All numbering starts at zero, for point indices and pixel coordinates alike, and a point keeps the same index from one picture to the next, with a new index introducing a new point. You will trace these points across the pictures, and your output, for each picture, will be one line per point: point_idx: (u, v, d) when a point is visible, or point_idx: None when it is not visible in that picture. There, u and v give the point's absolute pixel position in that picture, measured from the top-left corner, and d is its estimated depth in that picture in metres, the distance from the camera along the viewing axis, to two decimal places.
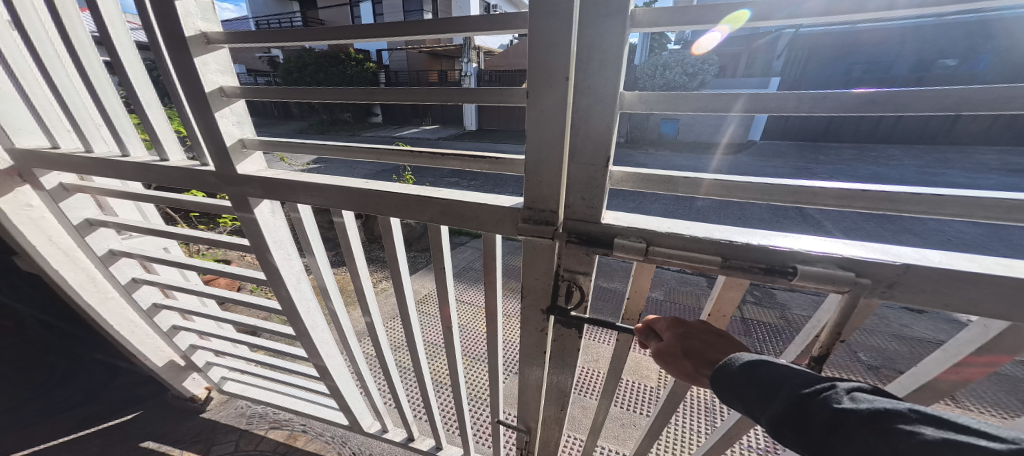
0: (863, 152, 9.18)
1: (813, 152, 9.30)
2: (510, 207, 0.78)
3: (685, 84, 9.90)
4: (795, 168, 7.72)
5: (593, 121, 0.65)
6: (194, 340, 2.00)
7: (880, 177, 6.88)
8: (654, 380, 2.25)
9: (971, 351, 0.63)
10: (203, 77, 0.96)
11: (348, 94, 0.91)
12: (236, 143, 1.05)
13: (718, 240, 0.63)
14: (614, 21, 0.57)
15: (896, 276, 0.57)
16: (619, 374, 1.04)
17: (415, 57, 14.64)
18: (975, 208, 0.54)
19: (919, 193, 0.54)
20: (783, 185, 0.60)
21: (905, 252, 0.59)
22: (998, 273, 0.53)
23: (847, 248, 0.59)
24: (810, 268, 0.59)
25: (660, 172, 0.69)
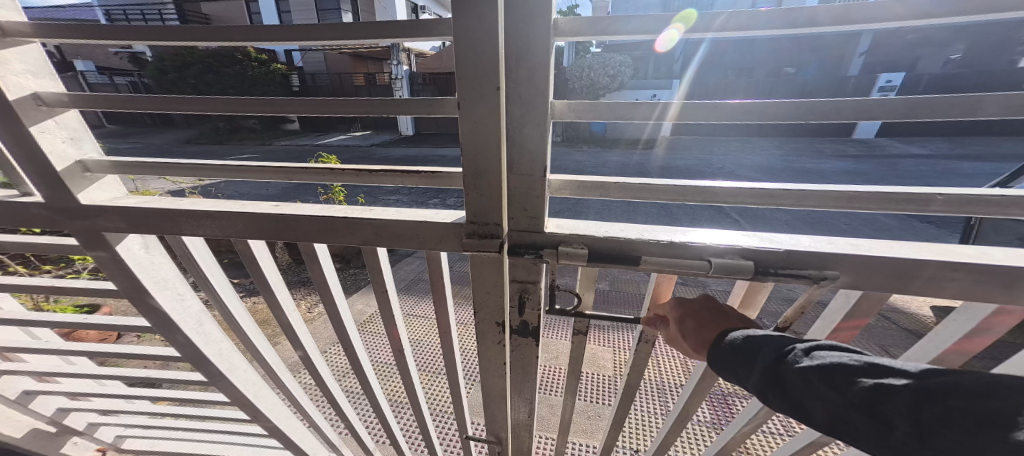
0: (756, 144, 10.70)
1: (718, 145, 10.60)
2: (451, 223, 0.75)
3: (608, 86, 10.64)
4: (705, 160, 8.73)
5: (526, 131, 0.65)
6: (65, 401, 1.65)
7: (769, 165, 8.13)
8: (607, 368, 2.37)
9: (841, 318, 0.70)
10: (4, 80, 0.77)
11: (232, 103, 0.78)
12: (75, 166, 0.87)
13: (648, 240, 0.66)
14: (538, 31, 0.58)
15: (782, 260, 0.61)
16: (575, 372, 1.06)
17: (336, 59, 13.73)
18: (826, 199, 0.62)
19: (789, 189, 0.62)
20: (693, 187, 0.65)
21: (785, 239, 0.63)
22: (850, 252, 0.59)
23: (746, 238, 0.63)
24: (719, 261, 0.62)
25: (593, 177, 0.72)
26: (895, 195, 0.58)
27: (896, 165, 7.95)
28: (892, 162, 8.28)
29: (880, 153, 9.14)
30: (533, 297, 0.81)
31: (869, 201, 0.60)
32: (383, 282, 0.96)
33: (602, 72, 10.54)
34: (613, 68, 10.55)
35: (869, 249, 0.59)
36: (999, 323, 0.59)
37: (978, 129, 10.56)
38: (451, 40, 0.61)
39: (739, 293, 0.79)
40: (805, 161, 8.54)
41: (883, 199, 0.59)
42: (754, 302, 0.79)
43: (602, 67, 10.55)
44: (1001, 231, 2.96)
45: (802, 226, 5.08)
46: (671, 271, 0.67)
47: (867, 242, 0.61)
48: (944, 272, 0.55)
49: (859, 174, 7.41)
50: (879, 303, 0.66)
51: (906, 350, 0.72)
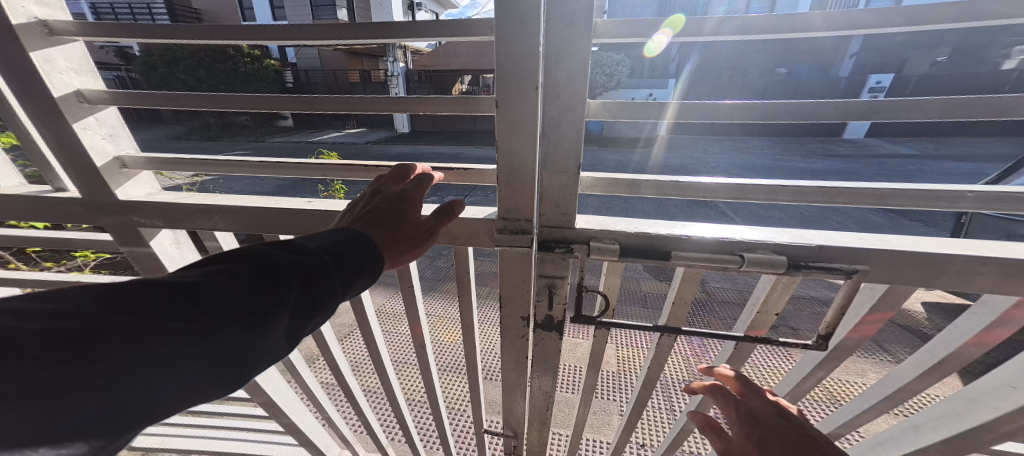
0: (751, 143, 10.82)
1: (714, 144, 10.70)
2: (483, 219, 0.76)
3: (605, 85, 10.68)
4: (702, 159, 8.81)
5: (563, 129, 0.66)
6: None
7: (765, 164, 8.22)
8: (613, 365, 2.40)
9: (865, 312, 0.73)
10: (49, 77, 0.80)
11: (279, 102, 0.84)
12: (112, 162, 0.89)
13: (679, 236, 0.68)
14: (581, 30, 0.59)
15: (813, 255, 0.64)
16: (597, 367, 1.08)
17: (332, 56, 13.62)
18: (857, 196, 0.64)
19: (820, 186, 0.64)
20: (725, 184, 0.67)
21: (814, 235, 0.65)
22: (880, 248, 0.61)
23: (776, 234, 0.66)
24: (751, 255, 0.65)
25: (624, 175, 0.74)
26: (925, 192, 0.60)
27: (888, 165, 8.08)
28: (884, 162, 8.42)
29: (872, 153, 9.30)
30: (560, 292, 0.82)
31: (899, 198, 0.62)
32: (410, 278, 0.96)
33: (600, 71, 10.58)
34: (610, 68, 10.60)
35: (898, 245, 0.61)
36: (1018, 315, 0.62)
37: (965, 130, 10.79)
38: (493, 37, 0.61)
39: (761, 291, 0.81)
40: (799, 160, 8.66)
41: (912, 195, 0.62)
42: (782, 299, 0.80)
43: (600, 66, 10.60)
44: (990, 229, 3.05)
45: (796, 225, 5.17)
46: (702, 266, 0.69)
47: (894, 238, 0.63)
48: (971, 267, 0.58)
49: (853, 174, 7.53)
50: (902, 298, 0.69)
51: (921, 350, 0.75)
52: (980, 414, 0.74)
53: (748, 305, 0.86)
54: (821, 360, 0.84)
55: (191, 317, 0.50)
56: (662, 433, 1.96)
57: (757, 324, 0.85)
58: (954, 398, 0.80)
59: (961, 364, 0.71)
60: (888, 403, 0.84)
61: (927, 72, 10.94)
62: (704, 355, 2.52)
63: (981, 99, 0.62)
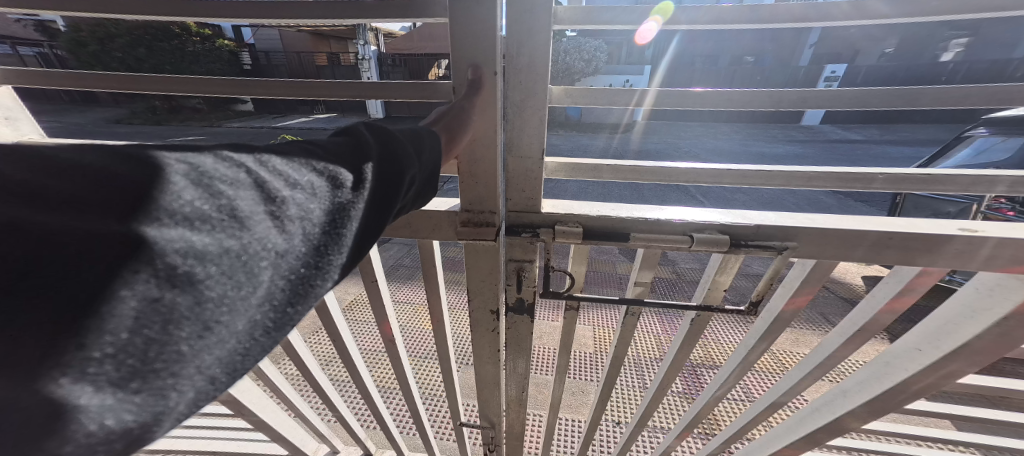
0: (719, 129, 11.22)
1: (685, 131, 11.01)
2: (445, 211, 0.77)
3: (582, 70, 10.63)
4: (672, 145, 9.08)
5: (526, 115, 0.69)
6: None
7: (733, 150, 8.55)
8: (586, 344, 2.51)
9: (800, 284, 0.80)
10: None
11: (211, 85, 0.83)
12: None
13: (636, 218, 0.72)
14: (538, 17, 0.61)
15: (752, 234, 0.70)
16: (569, 348, 1.13)
17: (295, 36, 12.81)
18: (794, 179, 0.71)
19: (761, 170, 0.69)
20: (676, 169, 0.72)
21: (755, 214, 0.71)
22: (810, 226, 0.68)
23: (722, 216, 0.71)
24: (700, 235, 0.71)
25: (586, 161, 0.78)
26: (847, 174, 0.68)
27: (842, 150, 8.62)
28: (838, 147, 8.97)
29: (827, 139, 9.89)
30: (529, 275, 0.86)
31: (826, 180, 0.69)
32: (375, 272, 0.96)
33: (576, 56, 10.52)
34: (586, 53, 10.56)
35: (822, 223, 0.68)
36: (922, 283, 0.71)
37: (909, 118, 11.64)
38: (449, 27, 0.63)
39: (712, 269, 0.87)
40: (763, 146, 9.09)
41: (833, 177, 0.69)
42: (731, 273, 0.86)
43: (575, 51, 10.53)
44: (921, 209, 3.36)
45: (757, 207, 5.46)
46: (657, 245, 0.74)
47: (822, 217, 0.70)
48: (881, 241, 0.65)
49: (810, 159, 8.00)
50: (829, 271, 0.77)
51: (845, 318, 0.85)
52: (895, 373, 0.84)
53: (702, 282, 0.92)
54: (766, 331, 0.92)
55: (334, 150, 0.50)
56: (630, 408, 2.08)
57: (712, 299, 0.92)
58: (876, 360, 0.90)
59: (877, 329, 0.81)
60: (821, 370, 0.94)
61: (877, 62, 11.64)
62: (670, 332, 2.67)
63: (892, 88, 0.69)
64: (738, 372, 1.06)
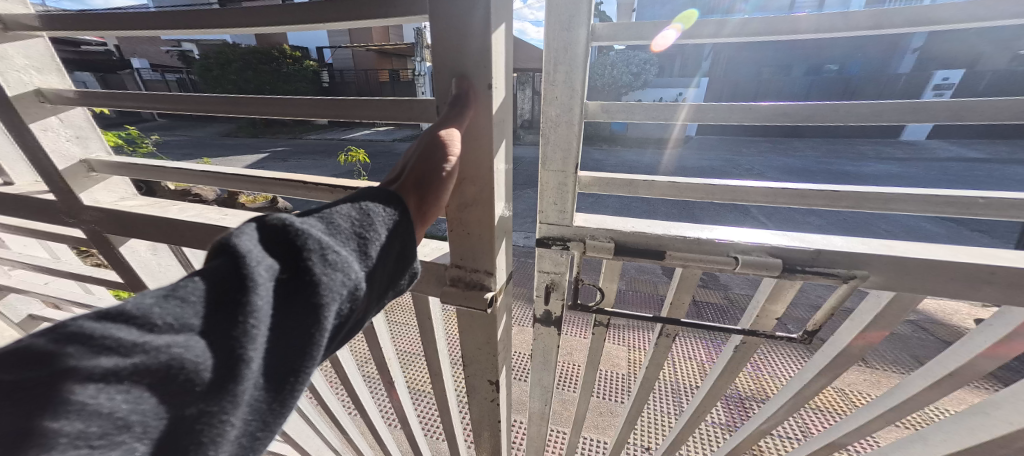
0: (786, 145, 10.28)
1: (746, 146, 10.22)
2: (438, 263, 0.82)
3: (633, 83, 10.41)
4: (731, 161, 8.46)
5: (560, 130, 0.70)
6: (33, 308, 1.75)
7: (802, 166, 7.80)
8: (622, 366, 2.39)
9: (871, 320, 0.71)
10: (7, 77, 0.88)
11: (201, 103, 0.82)
12: (80, 166, 0.99)
13: (675, 236, 0.69)
14: (571, 36, 0.63)
15: (812, 259, 0.64)
16: (597, 366, 1.10)
17: (362, 56, 14.05)
18: (861, 200, 0.69)
19: (823, 189, 0.69)
20: (727, 186, 0.72)
21: (817, 239, 0.66)
22: (883, 253, 0.61)
23: (776, 238, 0.66)
24: (747, 258, 0.66)
25: (621, 176, 0.77)
26: (938, 198, 0.64)
27: (943, 170, 7.47)
28: (938, 166, 7.80)
29: (923, 157, 8.67)
30: (557, 289, 0.85)
31: (905, 203, 0.66)
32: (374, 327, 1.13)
33: (627, 69, 10.36)
34: (638, 66, 10.34)
35: (902, 251, 0.61)
36: None
37: None
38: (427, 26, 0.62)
39: (763, 294, 0.80)
40: (841, 164, 8.16)
41: (921, 200, 0.65)
42: (785, 301, 0.78)
43: (626, 65, 10.40)
44: None
45: (834, 230, 4.88)
46: (697, 265, 0.70)
47: (901, 244, 0.63)
48: (979, 274, 0.57)
49: (900, 179, 7.02)
50: (910, 306, 0.67)
51: (931, 360, 0.73)
52: (992, 426, 0.71)
53: (749, 307, 0.85)
54: (824, 368, 0.82)
55: (181, 316, 0.41)
56: (659, 434, 1.94)
57: (760, 327, 0.84)
58: (969, 409, 0.77)
59: (975, 376, 0.69)
60: (895, 415, 0.81)
61: (992, 68, 10.01)
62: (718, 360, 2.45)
63: (989, 100, 0.60)
64: (789, 409, 0.95)
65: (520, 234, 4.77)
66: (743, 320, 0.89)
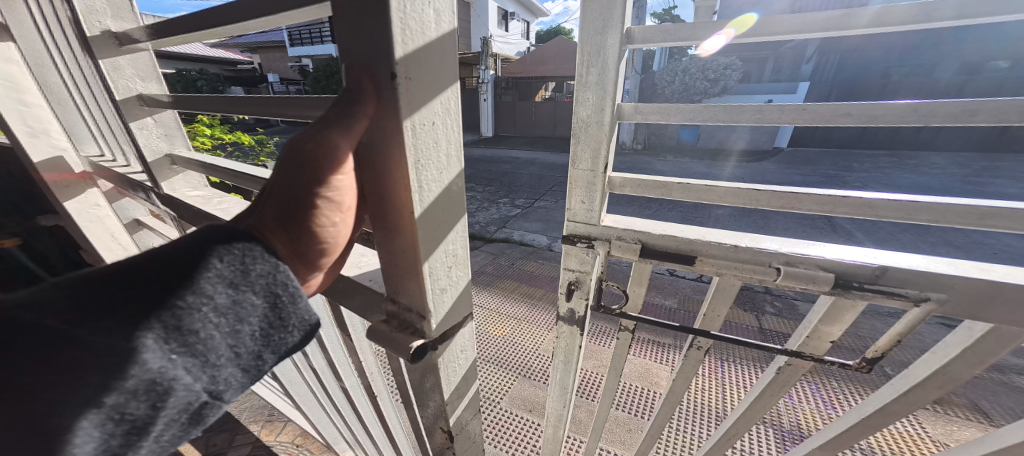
0: (900, 159, 8.71)
1: (844, 159, 8.89)
2: (379, 292, 0.71)
3: (706, 90, 9.72)
4: (825, 176, 7.39)
5: (591, 130, 0.71)
6: None
7: (918, 185, 6.57)
8: (662, 386, 2.24)
9: (958, 353, 0.59)
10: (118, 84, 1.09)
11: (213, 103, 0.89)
12: (164, 158, 1.23)
13: (709, 241, 0.66)
14: (603, 39, 0.63)
15: (874, 278, 0.56)
16: (620, 368, 1.09)
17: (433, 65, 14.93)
18: (948, 214, 0.59)
19: (895, 201, 0.60)
20: (775, 192, 0.66)
21: (885, 255, 0.58)
22: (971, 276, 0.52)
23: (831, 251, 0.59)
24: (794, 270, 0.60)
25: (655, 178, 0.75)
26: None
27: None
28: None
29: None
30: (581, 286, 0.87)
31: (1010, 219, 0.55)
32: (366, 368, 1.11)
33: (700, 74, 9.72)
34: (712, 71, 9.63)
35: (1000, 276, 0.51)
36: None
37: None
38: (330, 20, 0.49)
39: (816, 314, 0.71)
40: (978, 183, 6.66)
41: None
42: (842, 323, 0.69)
43: (699, 70, 9.73)
44: None
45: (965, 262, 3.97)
46: (731, 274, 0.66)
47: (1001, 268, 0.53)
48: None
49: None
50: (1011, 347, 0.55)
51: None
52: None
53: (798, 326, 0.77)
54: (891, 403, 0.71)
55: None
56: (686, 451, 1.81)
57: (810, 350, 0.74)
58: None
59: None
60: None
61: None
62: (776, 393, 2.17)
63: None
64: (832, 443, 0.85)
65: None
66: (793, 337, 0.79)
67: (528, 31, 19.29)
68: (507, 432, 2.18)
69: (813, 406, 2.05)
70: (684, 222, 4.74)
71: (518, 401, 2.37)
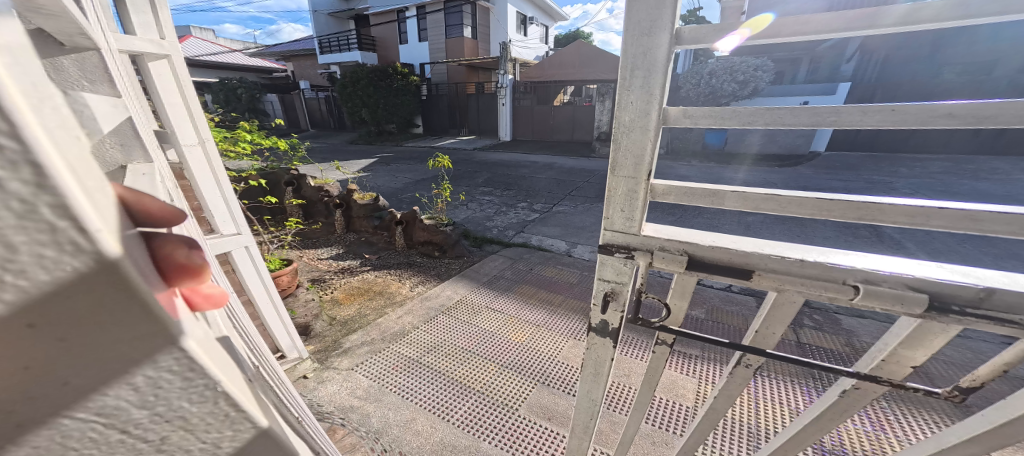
0: (949, 164, 8.16)
1: (884, 163, 8.42)
2: None
3: (732, 92, 9.43)
4: (866, 182, 6.99)
5: (634, 137, 0.70)
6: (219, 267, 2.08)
7: (972, 192, 6.12)
8: (690, 398, 2.16)
9: None
10: None
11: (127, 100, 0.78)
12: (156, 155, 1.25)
13: (779, 257, 0.66)
14: (651, 40, 0.62)
15: (980, 300, 0.57)
16: (654, 385, 1.05)
17: (454, 70, 15.14)
18: None
19: (1005, 213, 0.56)
20: (858, 202, 0.62)
21: (987, 277, 0.59)
22: None
23: (920, 270, 0.60)
24: (876, 287, 0.61)
25: (704, 186, 0.73)
26: None
27: None
28: None
29: None
30: (616, 297, 0.85)
31: None
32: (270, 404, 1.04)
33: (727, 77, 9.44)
34: (739, 72, 9.35)
35: None
36: None
37: None
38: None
39: (896, 337, 0.71)
40: None
41: None
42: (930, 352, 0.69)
43: (726, 72, 9.45)
44: None
45: None
46: (810, 291, 0.66)
47: None
48: None
49: None
50: None
51: None
52: None
53: (871, 349, 0.78)
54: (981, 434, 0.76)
55: None
56: None
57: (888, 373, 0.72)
58: None
59: None
60: None
61: None
62: None
63: None
64: None
65: (587, 247, 4.65)
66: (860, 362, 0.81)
67: (547, 36, 19.39)
68: (528, 440, 2.14)
69: (862, 428, 1.95)
70: (711, 229, 4.58)
71: (536, 409, 2.33)
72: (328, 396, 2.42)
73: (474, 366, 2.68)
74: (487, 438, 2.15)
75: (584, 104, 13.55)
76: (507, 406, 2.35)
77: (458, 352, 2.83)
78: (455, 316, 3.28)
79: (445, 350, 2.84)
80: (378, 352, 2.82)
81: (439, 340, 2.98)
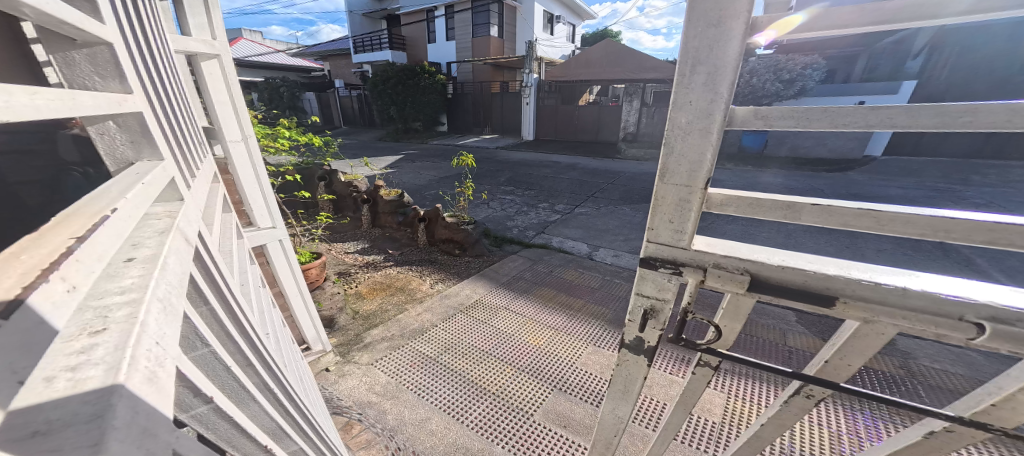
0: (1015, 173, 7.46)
1: (939, 171, 7.79)
2: None
3: (769, 93, 9.01)
4: (919, 191, 6.48)
5: (690, 140, 0.66)
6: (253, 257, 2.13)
7: None
8: (718, 414, 2.05)
9: None
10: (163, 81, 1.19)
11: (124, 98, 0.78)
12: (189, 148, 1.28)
13: (879, 285, 0.62)
14: (720, 32, 0.58)
15: None
16: (687, 407, 1.00)
17: (479, 69, 15.21)
18: None
19: None
20: (985, 221, 0.58)
21: None
22: None
23: None
24: (1007, 328, 0.56)
25: (781, 198, 0.70)
26: None
27: None
28: None
29: None
30: (657, 315, 0.83)
31: None
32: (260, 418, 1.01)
33: (767, 77, 8.99)
34: (777, 73, 8.92)
35: None
36: None
37: None
38: None
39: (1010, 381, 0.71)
40: None
41: None
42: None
43: (762, 72, 9.04)
44: None
45: None
46: (918, 324, 0.62)
47: None
48: None
49: None
50: None
51: None
52: None
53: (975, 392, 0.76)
54: None
55: None
56: None
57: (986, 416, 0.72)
58: None
59: None
60: None
61: None
62: (868, 438, 1.90)
63: None
64: None
65: (609, 251, 4.55)
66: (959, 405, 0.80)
67: (574, 35, 19.19)
68: (542, 448, 2.09)
69: None
70: (744, 236, 4.37)
71: (552, 415, 2.28)
72: (347, 390, 2.46)
73: (490, 368, 2.66)
74: (500, 442, 2.12)
75: (610, 104, 13.27)
76: (524, 410, 2.32)
77: (475, 352, 2.82)
78: (472, 316, 3.26)
79: (461, 351, 2.83)
80: (398, 348, 2.85)
81: (456, 339, 2.97)
